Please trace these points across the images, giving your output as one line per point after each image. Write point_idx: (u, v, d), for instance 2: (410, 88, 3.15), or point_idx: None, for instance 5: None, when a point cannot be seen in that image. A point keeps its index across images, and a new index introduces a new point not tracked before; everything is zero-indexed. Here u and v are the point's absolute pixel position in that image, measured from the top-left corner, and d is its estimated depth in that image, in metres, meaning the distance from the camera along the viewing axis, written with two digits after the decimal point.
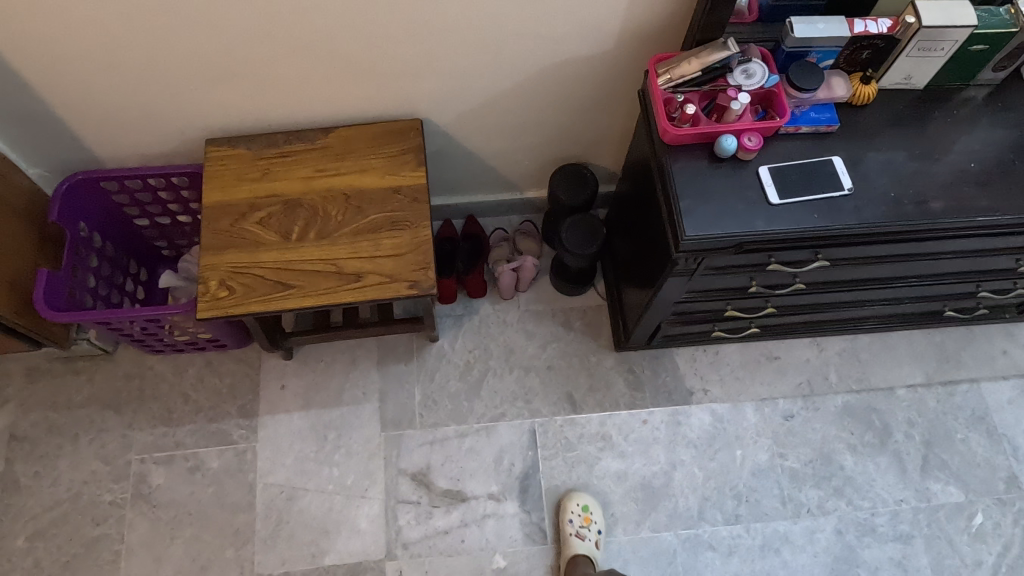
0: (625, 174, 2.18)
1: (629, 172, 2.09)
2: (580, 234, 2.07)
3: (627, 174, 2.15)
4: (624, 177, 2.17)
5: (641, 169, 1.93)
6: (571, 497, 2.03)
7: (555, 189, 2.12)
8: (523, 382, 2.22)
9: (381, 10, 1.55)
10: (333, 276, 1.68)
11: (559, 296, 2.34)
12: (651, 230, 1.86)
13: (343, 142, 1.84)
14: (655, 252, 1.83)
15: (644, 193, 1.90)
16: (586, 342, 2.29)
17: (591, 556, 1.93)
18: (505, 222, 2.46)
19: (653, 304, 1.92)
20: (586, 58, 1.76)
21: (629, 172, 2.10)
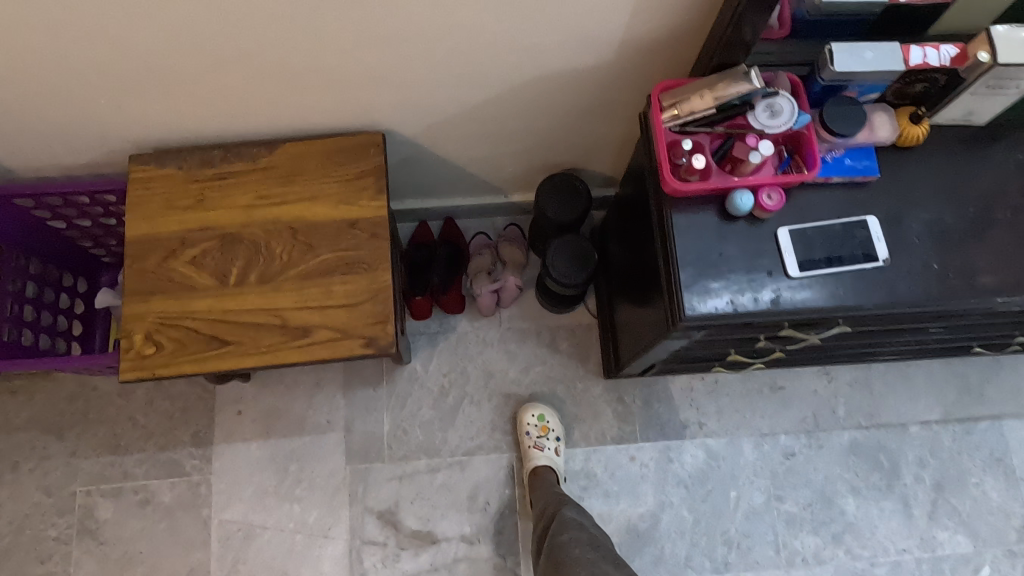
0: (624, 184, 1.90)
1: (628, 187, 1.81)
2: (569, 259, 1.82)
3: (626, 186, 1.87)
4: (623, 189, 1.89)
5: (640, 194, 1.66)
6: (526, 408, 2.00)
7: (542, 204, 1.84)
8: (502, 410, 2.03)
9: (321, 21, 1.24)
10: (277, 330, 1.46)
11: (545, 314, 2.12)
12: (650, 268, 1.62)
13: (291, 160, 1.56)
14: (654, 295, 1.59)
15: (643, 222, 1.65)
16: (572, 366, 2.08)
17: (553, 463, 1.91)
18: (488, 225, 2.21)
19: (649, 348, 1.71)
20: (579, 72, 1.46)
21: (628, 186, 1.83)
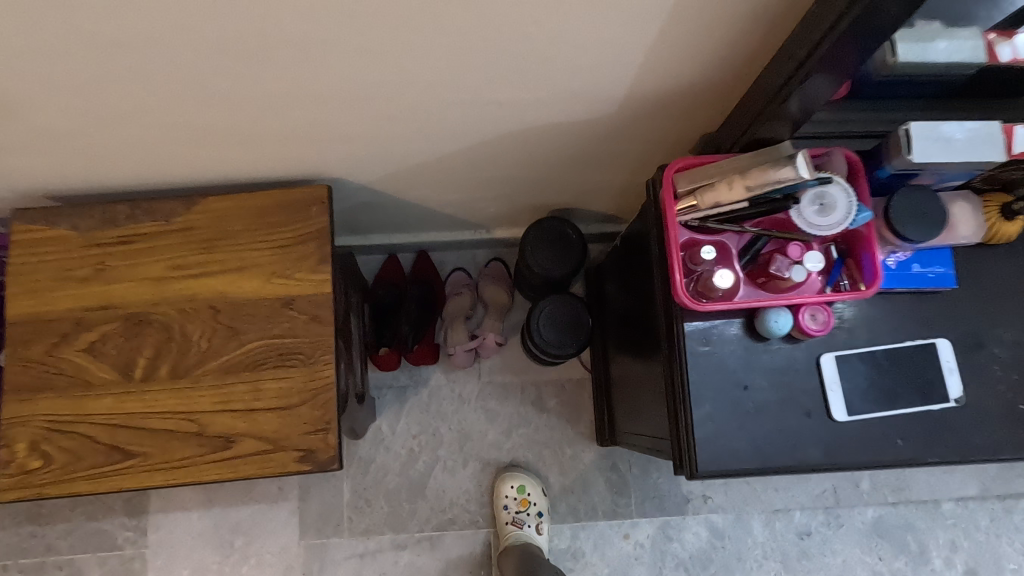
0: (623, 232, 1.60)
1: (628, 241, 1.51)
2: (561, 323, 1.53)
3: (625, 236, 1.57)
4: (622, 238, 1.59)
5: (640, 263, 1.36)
6: (504, 478, 1.76)
7: (528, 256, 1.55)
8: (479, 479, 1.79)
9: (224, 81, 0.92)
10: (194, 439, 1.20)
11: (530, 366, 1.85)
12: (649, 357, 1.34)
13: (211, 219, 1.26)
14: (655, 394, 1.31)
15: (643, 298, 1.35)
16: (561, 428, 1.83)
17: (530, 545, 1.66)
18: (467, 259, 1.92)
19: (649, 440, 1.44)
20: (573, 125, 1.14)
21: (627, 238, 1.53)
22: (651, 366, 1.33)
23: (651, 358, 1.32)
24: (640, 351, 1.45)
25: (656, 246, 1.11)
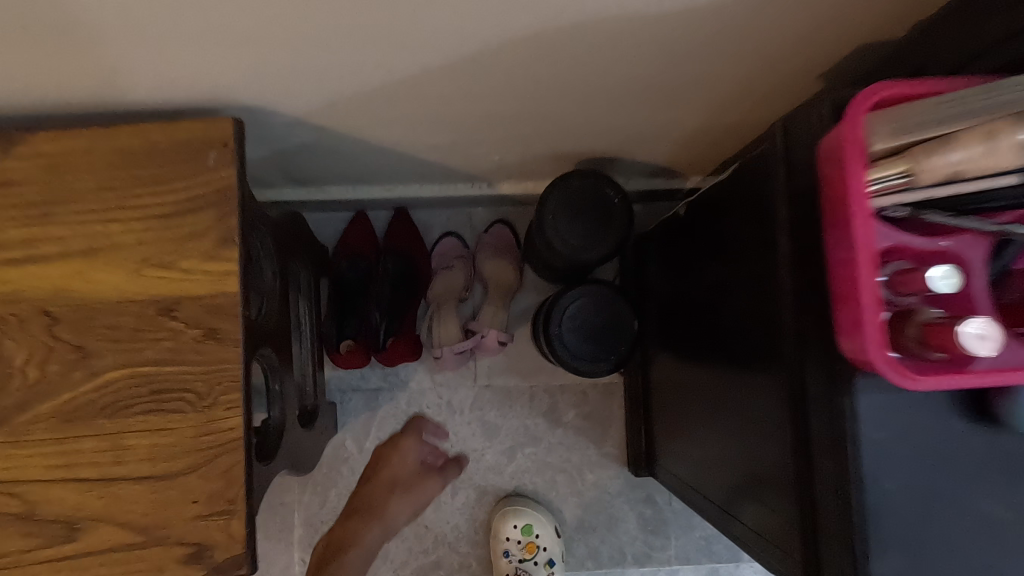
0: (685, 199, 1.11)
1: (694, 214, 1.04)
2: (593, 325, 1.07)
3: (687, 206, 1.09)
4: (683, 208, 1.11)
5: (715, 257, 0.90)
6: (505, 515, 1.34)
7: (549, 228, 1.08)
8: (472, 512, 1.37)
9: None
10: (19, 525, 0.75)
11: (543, 367, 1.40)
12: (729, 402, 0.89)
13: (48, 170, 0.78)
14: (736, 460, 0.88)
15: (720, 312, 0.89)
16: (580, 448, 1.40)
17: None
18: (462, 221, 1.45)
19: (717, 500, 1.01)
20: (644, 23, 0.65)
21: (692, 208, 1.05)
22: (731, 417, 0.88)
23: (730, 405, 0.88)
24: (707, 377, 1.00)
25: (786, 249, 0.64)
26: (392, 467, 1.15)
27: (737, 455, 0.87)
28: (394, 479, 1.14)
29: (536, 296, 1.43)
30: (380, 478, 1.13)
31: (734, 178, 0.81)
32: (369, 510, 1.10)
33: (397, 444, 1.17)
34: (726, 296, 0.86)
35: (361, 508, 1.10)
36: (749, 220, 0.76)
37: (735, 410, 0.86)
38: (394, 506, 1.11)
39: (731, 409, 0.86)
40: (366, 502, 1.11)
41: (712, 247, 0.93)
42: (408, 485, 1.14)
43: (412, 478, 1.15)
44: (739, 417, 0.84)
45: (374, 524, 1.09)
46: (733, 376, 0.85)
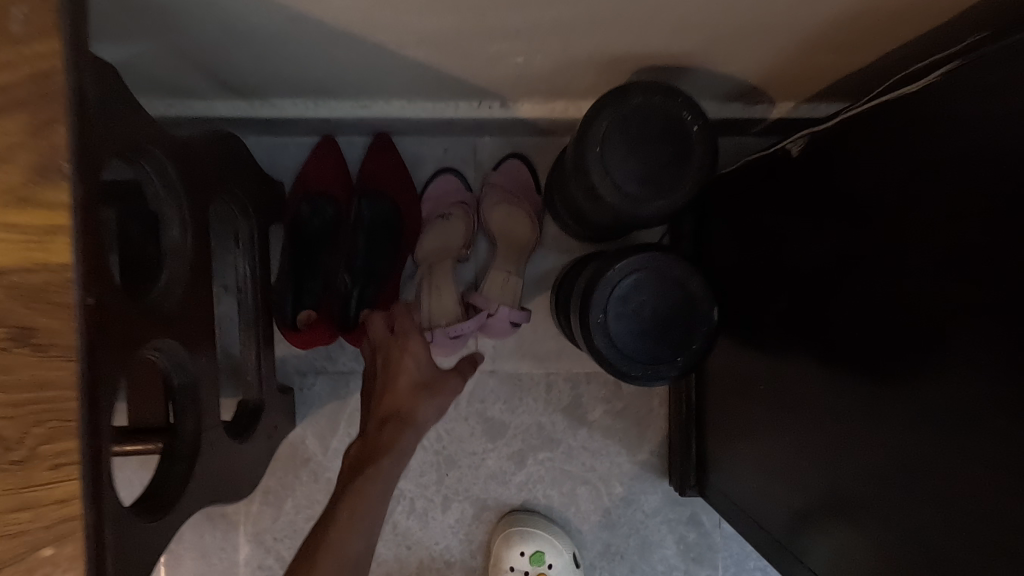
0: (802, 134, 0.78)
1: (835, 162, 0.71)
2: (653, 312, 0.74)
3: (809, 145, 0.76)
4: (800, 147, 0.77)
5: (883, 249, 0.63)
6: (510, 539, 1.04)
7: (592, 163, 0.74)
8: (468, 531, 1.08)
9: None
10: None
11: (564, 349, 1.08)
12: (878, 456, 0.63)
13: None
14: (884, 540, 0.62)
15: (884, 329, 0.62)
16: (608, 455, 1.09)
17: None
18: (463, 155, 1.10)
19: (803, 559, 0.77)
20: None
21: (829, 152, 0.72)
22: (881, 478, 0.63)
23: (880, 446, 0.63)
24: (815, 403, 0.73)
25: None
26: (411, 365, 0.78)
27: (888, 535, 0.62)
28: (419, 381, 0.78)
29: (558, 257, 1.09)
30: (399, 389, 0.76)
31: (951, 134, 0.55)
32: (400, 412, 0.75)
33: (402, 341, 0.79)
34: (905, 311, 0.59)
35: (388, 415, 0.75)
36: (996, 188, 0.50)
37: (898, 474, 0.60)
38: (423, 405, 0.76)
39: (901, 440, 0.60)
40: (393, 410, 0.75)
41: (875, 230, 0.64)
42: (434, 386, 0.78)
43: (438, 377, 0.80)
44: (913, 490, 0.58)
45: (408, 430, 0.74)
46: (906, 429, 0.59)
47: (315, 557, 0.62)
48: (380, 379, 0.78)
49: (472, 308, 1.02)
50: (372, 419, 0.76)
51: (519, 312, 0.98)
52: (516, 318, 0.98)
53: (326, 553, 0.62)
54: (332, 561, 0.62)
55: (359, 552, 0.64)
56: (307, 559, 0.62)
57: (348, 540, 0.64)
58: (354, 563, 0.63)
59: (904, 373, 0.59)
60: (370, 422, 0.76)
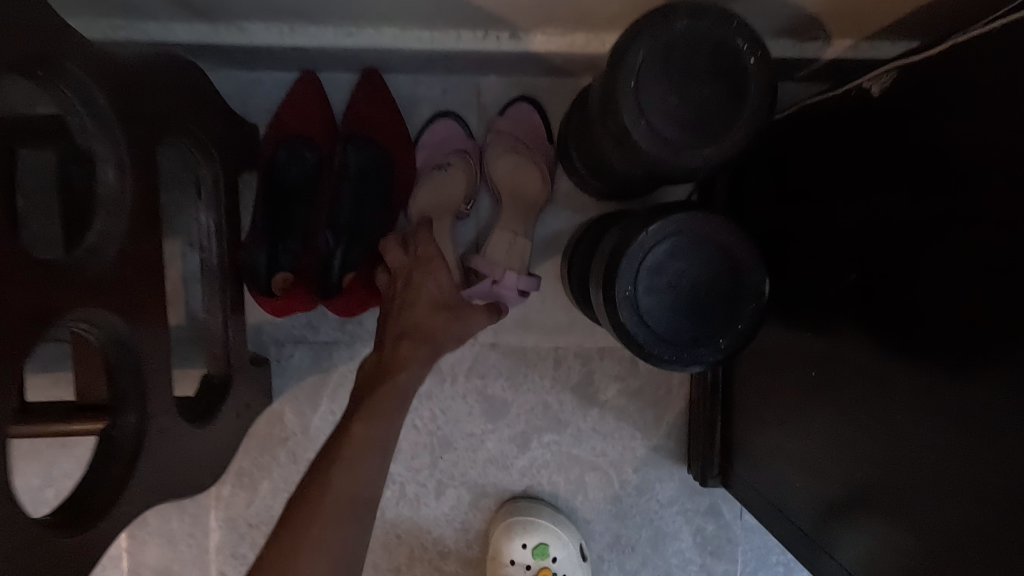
0: (892, 66, 0.62)
1: (931, 107, 0.57)
2: (691, 283, 0.65)
3: (899, 83, 0.61)
4: (885, 85, 0.62)
5: (974, 219, 0.52)
6: (511, 531, 0.93)
7: (625, 102, 0.62)
8: (464, 520, 0.98)
9: None
10: None
11: (574, 321, 0.97)
12: (948, 454, 0.55)
13: None
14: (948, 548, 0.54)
15: (972, 318, 0.52)
16: (621, 438, 0.98)
17: None
18: (465, 97, 0.96)
19: (831, 552, 0.70)
20: None
21: (923, 93, 0.58)
22: (951, 482, 0.54)
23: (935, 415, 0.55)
24: (870, 389, 0.64)
25: None
26: (432, 288, 0.75)
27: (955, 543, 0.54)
28: (441, 302, 0.75)
29: (571, 218, 0.97)
30: (419, 309, 0.73)
31: None
32: (419, 331, 0.72)
33: (425, 262, 0.76)
34: (978, 255, 0.51)
35: (406, 333, 0.71)
36: None
37: (976, 480, 0.52)
38: (440, 325, 0.73)
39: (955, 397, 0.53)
40: (413, 328, 0.72)
41: (964, 200, 0.53)
42: (456, 311, 0.76)
43: (460, 303, 0.77)
44: (993, 497, 0.50)
45: (425, 348, 0.71)
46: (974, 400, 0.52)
47: (331, 473, 0.56)
48: (400, 298, 0.75)
49: (472, 272, 0.93)
50: (388, 335, 0.73)
51: (529, 280, 0.87)
52: (526, 286, 0.86)
53: (344, 469, 0.57)
54: (348, 479, 0.56)
55: (376, 472, 0.58)
56: (322, 477, 0.57)
57: (364, 456, 0.58)
58: (372, 481, 0.58)
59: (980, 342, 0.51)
60: (386, 336, 0.73)
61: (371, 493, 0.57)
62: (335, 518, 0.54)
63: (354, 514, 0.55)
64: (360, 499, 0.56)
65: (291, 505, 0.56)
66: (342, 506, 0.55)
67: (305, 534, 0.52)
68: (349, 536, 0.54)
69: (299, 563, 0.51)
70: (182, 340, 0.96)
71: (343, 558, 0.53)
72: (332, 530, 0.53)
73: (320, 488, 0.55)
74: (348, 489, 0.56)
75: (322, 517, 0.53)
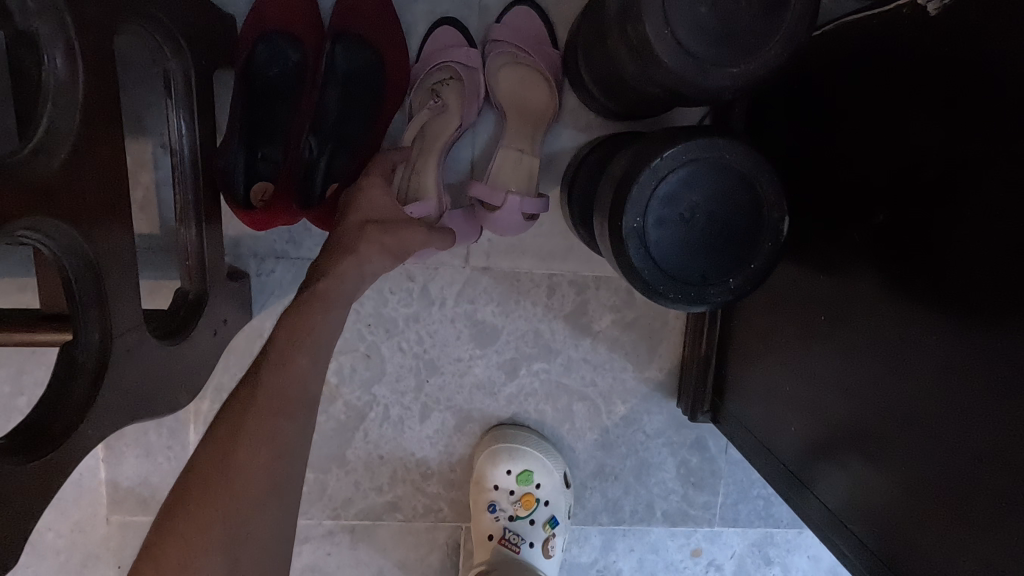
0: None
1: (999, 31, 0.50)
2: (701, 216, 0.62)
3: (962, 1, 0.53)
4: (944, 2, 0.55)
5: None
6: (496, 457, 0.92)
7: (649, 10, 0.56)
8: (448, 444, 0.96)
9: None
10: None
11: (571, 248, 0.93)
12: (968, 411, 0.53)
13: None
14: (953, 500, 0.54)
15: (1012, 273, 0.49)
16: (612, 370, 0.96)
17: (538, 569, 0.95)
18: None
19: (813, 490, 0.70)
20: None
21: (990, 17, 0.51)
22: (955, 434, 0.54)
23: (949, 370, 0.54)
24: (877, 335, 0.61)
25: None
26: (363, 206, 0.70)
27: (961, 493, 0.53)
28: (372, 219, 0.69)
29: (574, 137, 0.90)
30: (345, 225, 0.68)
31: None
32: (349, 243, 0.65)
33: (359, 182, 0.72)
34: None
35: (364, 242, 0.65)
36: None
37: (997, 439, 0.51)
38: (373, 240, 0.66)
39: (980, 355, 0.52)
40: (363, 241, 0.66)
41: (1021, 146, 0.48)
42: (388, 223, 0.69)
43: (395, 219, 0.70)
44: (1005, 452, 0.50)
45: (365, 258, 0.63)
46: (1000, 357, 0.50)
47: (259, 375, 0.54)
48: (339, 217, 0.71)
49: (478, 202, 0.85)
50: (346, 240, 0.66)
51: (535, 202, 0.82)
52: (530, 208, 0.82)
53: (272, 367, 0.54)
54: (277, 380, 0.54)
55: (309, 369, 0.56)
56: (252, 380, 0.54)
57: (294, 356, 0.55)
58: (307, 377, 0.55)
59: (1013, 300, 0.49)
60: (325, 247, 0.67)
61: (306, 390, 0.55)
62: (265, 416, 0.52)
63: (289, 411, 0.53)
64: (293, 396, 0.54)
65: (224, 407, 0.54)
66: (274, 404, 0.53)
67: (238, 430, 0.51)
68: (285, 430, 0.52)
69: (236, 459, 0.50)
70: (156, 249, 0.91)
71: (282, 449, 0.51)
72: (265, 425, 0.51)
73: (250, 389, 0.53)
74: (277, 404, 0.53)
75: (255, 415, 0.52)
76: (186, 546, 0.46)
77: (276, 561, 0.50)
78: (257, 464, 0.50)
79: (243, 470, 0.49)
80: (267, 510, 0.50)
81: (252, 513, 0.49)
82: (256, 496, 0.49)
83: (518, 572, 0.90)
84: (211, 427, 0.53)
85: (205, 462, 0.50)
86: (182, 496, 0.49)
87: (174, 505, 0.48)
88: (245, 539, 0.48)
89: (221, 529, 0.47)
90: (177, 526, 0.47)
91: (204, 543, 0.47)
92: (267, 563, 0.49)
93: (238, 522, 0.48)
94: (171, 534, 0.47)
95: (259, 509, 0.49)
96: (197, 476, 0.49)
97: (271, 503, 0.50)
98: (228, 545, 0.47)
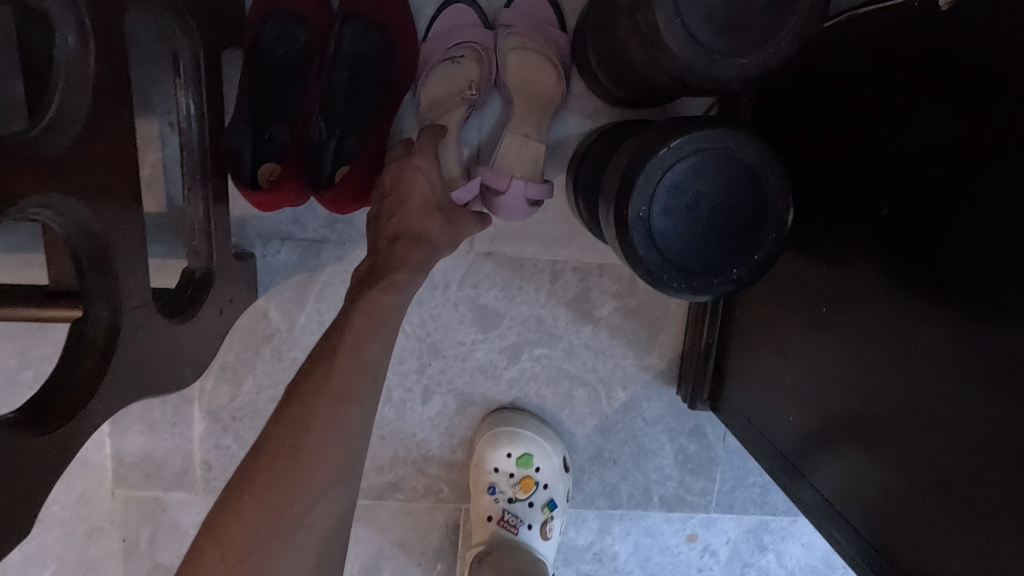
0: None
1: (1008, 27, 0.50)
2: (706, 207, 0.63)
3: None
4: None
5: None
6: (496, 441, 0.93)
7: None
8: (449, 426, 0.97)
9: None
10: None
11: (575, 234, 0.93)
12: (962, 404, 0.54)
13: None
14: (947, 493, 0.55)
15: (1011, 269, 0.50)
16: (613, 357, 0.97)
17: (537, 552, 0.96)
18: None
19: (808, 478, 0.71)
20: None
21: (997, 13, 0.51)
22: (950, 428, 0.55)
23: (945, 364, 0.55)
24: (877, 328, 0.62)
25: None
26: (425, 187, 0.72)
27: (952, 485, 0.55)
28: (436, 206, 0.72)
29: (581, 124, 0.90)
30: (409, 209, 0.70)
31: None
32: (413, 232, 0.69)
33: (413, 162, 0.73)
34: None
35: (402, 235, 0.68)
36: None
37: (990, 432, 0.52)
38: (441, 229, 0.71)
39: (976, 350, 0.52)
40: (404, 230, 0.69)
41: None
42: (449, 213, 0.73)
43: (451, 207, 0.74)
44: (998, 448, 0.51)
45: (422, 247, 0.68)
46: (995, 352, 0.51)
47: (332, 360, 0.55)
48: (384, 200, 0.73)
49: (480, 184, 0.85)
50: (383, 240, 0.70)
51: (538, 188, 0.83)
52: (534, 194, 0.82)
53: (346, 355, 0.56)
54: (349, 367, 0.55)
55: (378, 359, 0.58)
56: (324, 362, 0.56)
57: (365, 344, 0.57)
58: (375, 368, 0.57)
59: (1009, 298, 0.50)
60: (380, 239, 0.70)
61: (373, 379, 0.56)
62: (334, 404, 0.53)
63: (357, 399, 0.54)
64: (363, 385, 0.55)
65: (293, 388, 0.55)
66: (341, 392, 0.54)
67: (309, 414, 0.52)
68: (352, 418, 0.54)
69: (307, 444, 0.51)
70: (162, 228, 0.91)
71: (350, 437, 0.53)
72: (333, 412, 0.53)
73: (322, 373, 0.55)
74: (345, 392, 0.54)
75: (327, 400, 0.53)
76: (252, 529, 0.48)
77: (335, 547, 0.52)
78: (327, 450, 0.52)
79: (314, 455, 0.51)
80: (331, 498, 0.51)
81: (317, 500, 0.51)
82: (323, 483, 0.51)
83: (518, 554, 0.91)
84: (280, 409, 0.53)
85: (275, 441, 0.51)
86: (249, 477, 0.50)
87: (241, 482, 0.50)
88: (310, 526, 0.50)
89: (289, 515, 0.49)
90: (242, 505, 0.49)
91: (271, 527, 0.49)
92: (327, 550, 0.51)
93: (303, 507, 0.50)
94: (240, 511, 0.48)
95: (323, 497, 0.51)
96: (266, 458, 0.51)
97: (336, 491, 0.52)
98: (292, 532, 0.49)
